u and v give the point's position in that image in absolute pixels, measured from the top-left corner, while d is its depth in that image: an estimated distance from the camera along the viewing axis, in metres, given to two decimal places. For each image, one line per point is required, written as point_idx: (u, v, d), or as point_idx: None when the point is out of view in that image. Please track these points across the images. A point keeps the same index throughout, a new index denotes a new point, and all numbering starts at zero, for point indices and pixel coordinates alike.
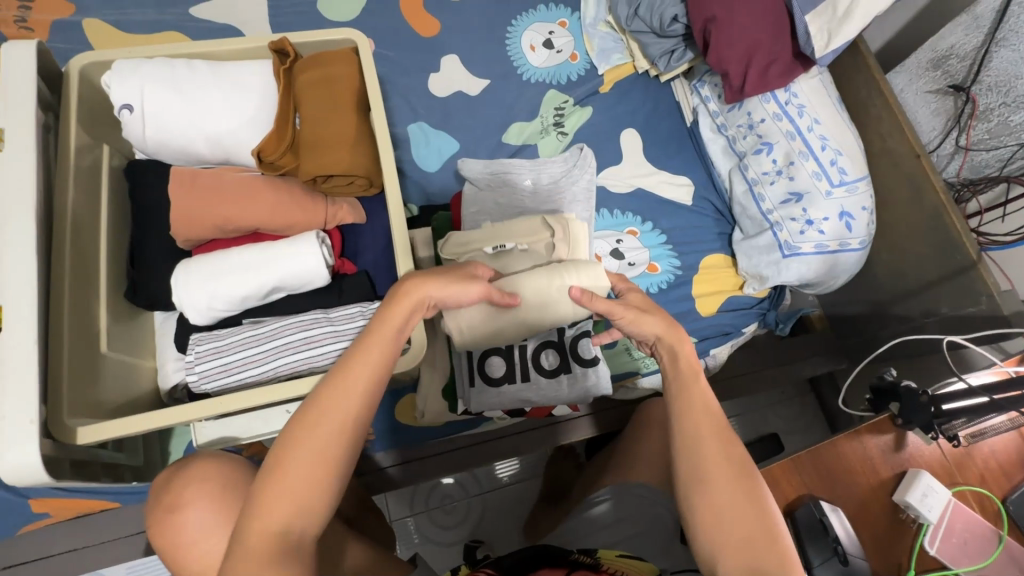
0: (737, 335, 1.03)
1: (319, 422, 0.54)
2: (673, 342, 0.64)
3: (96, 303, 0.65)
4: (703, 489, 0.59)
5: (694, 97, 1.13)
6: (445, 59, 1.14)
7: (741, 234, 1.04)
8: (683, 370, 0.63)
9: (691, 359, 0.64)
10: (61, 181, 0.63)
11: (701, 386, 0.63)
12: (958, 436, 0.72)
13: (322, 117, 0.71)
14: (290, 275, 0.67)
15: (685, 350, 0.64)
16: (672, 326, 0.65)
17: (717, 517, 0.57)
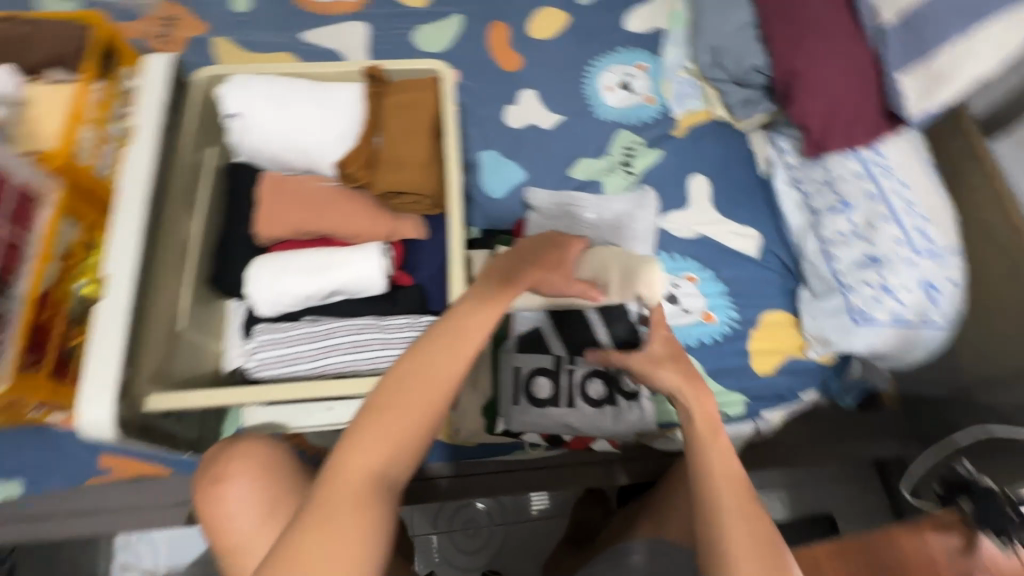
0: (793, 402, 0.97)
1: (418, 373, 0.49)
2: (690, 395, 0.65)
3: (182, 285, 0.72)
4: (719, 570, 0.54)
5: (771, 148, 1.11)
6: (523, 93, 1.19)
7: (808, 294, 0.98)
8: (701, 427, 0.63)
9: (715, 419, 0.64)
10: (173, 177, 0.72)
11: (722, 446, 0.62)
12: None
13: (402, 139, 0.78)
14: (352, 280, 0.72)
15: (709, 409, 0.64)
16: (690, 380, 0.66)
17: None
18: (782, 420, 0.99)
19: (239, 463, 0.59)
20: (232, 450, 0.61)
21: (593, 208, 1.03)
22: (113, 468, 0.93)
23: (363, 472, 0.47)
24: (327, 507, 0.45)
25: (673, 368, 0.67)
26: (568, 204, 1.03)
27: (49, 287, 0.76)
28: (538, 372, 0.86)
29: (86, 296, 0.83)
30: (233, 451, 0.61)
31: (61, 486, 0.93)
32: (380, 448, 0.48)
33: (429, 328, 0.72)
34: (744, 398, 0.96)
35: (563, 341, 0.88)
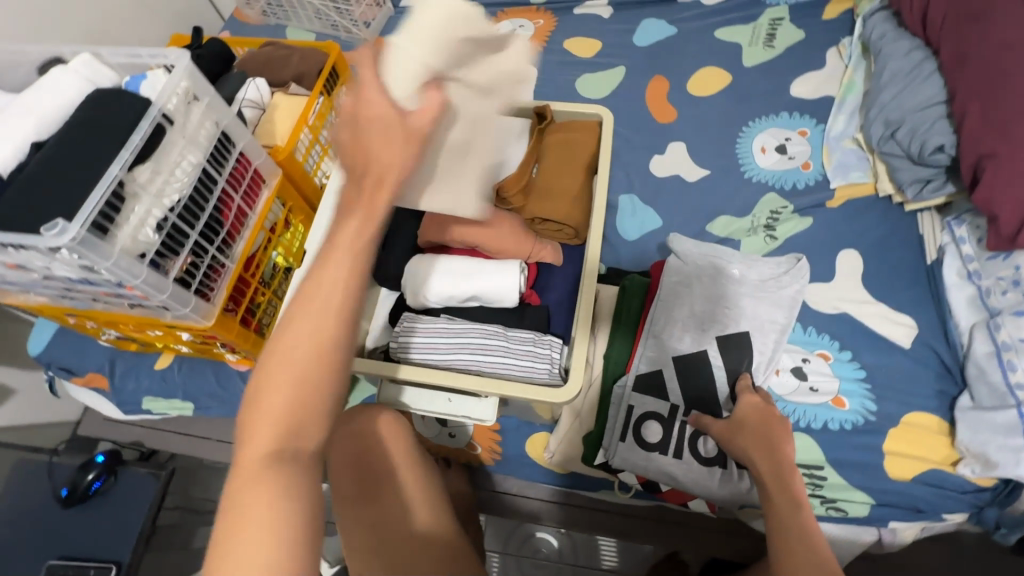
0: (934, 518, 0.85)
1: (296, 325, 0.50)
2: (764, 465, 0.67)
3: None
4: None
5: (945, 234, 1.00)
6: (673, 145, 1.22)
7: (970, 402, 0.86)
8: (782, 502, 0.64)
9: (797, 488, 0.65)
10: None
11: (805, 518, 0.62)
12: None
13: (557, 173, 0.85)
14: (489, 289, 0.80)
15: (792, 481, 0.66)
16: (770, 450, 0.68)
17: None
18: (914, 538, 0.87)
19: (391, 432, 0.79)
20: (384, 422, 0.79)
21: (739, 264, 0.85)
22: None
23: (271, 422, 0.49)
24: (249, 461, 0.48)
25: (748, 436, 0.70)
26: (705, 257, 0.85)
27: (254, 250, 0.93)
28: (651, 415, 0.78)
29: (277, 264, 1.01)
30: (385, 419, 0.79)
31: (220, 416, 1.13)
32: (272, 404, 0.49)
33: (551, 348, 0.76)
34: (869, 500, 0.86)
35: (683, 389, 0.79)
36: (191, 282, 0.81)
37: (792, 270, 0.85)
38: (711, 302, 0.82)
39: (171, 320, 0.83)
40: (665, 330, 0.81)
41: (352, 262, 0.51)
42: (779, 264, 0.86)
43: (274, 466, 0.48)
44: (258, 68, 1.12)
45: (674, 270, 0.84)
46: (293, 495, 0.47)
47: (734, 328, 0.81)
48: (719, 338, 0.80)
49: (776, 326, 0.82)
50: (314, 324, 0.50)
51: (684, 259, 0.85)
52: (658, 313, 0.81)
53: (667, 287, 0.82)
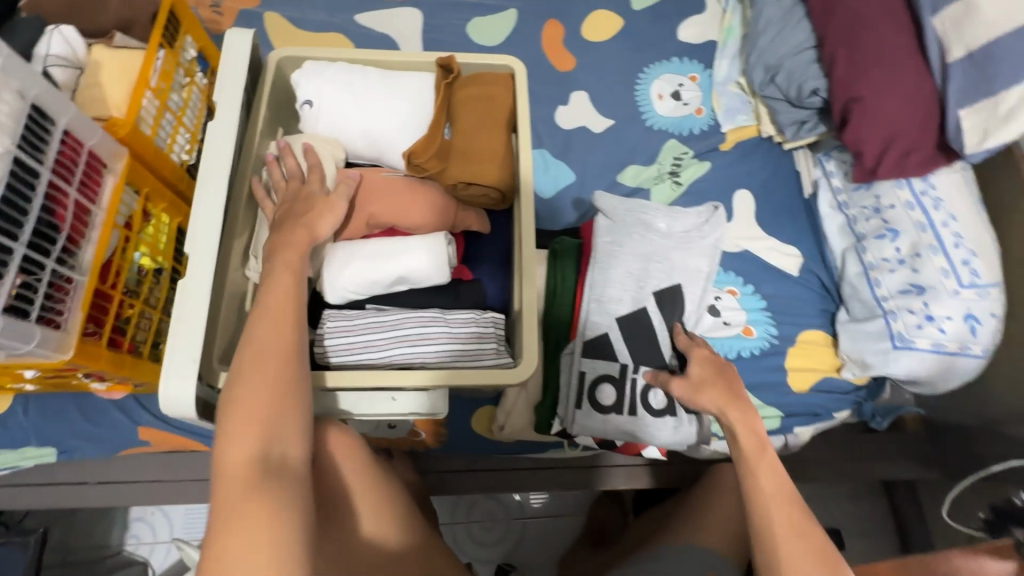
0: (827, 419, 0.99)
1: (243, 380, 0.55)
2: (733, 418, 0.71)
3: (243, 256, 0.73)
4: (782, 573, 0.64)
5: (817, 169, 1.12)
6: (575, 95, 1.20)
7: (847, 315, 1.01)
8: (746, 447, 0.69)
9: (759, 433, 0.70)
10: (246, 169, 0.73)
11: (769, 461, 0.69)
12: None
13: (474, 132, 0.78)
14: (417, 267, 0.72)
15: (756, 427, 0.70)
16: (731, 402, 0.72)
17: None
18: (811, 436, 1.01)
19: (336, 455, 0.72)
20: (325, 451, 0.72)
21: (664, 217, 0.87)
22: (150, 441, 0.93)
23: (243, 460, 0.53)
24: (225, 504, 0.51)
25: (712, 391, 0.72)
26: (635, 213, 0.86)
27: (110, 254, 0.75)
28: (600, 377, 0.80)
29: (144, 267, 0.83)
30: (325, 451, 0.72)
31: (96, 455, 0.94)
32: (248, 430, 0.53)
33: (492, 324, 0.73)
34: (779, 414, 0.98)
35: (630, 347, 0.81)
36: (30, 309, 0.63)
37: (707, 218, 0.89)
38: (645, 257, 0.83)
39: (6, 359, 0.64)
40: (605, 289, 0.81)
41: (294, 288, 0.61)
42: (699, 214, 0.89)
43: (259, 479, 0.52)
44: (64, 13, 0.86)
45: (607, 231, 0.84)
46: (287, 505, 0.52)
47: (667, 281, 0.83)
48: (656, 293, 0.82)
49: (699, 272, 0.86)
50: (275, 348, 0.57)
51: (615, 216, 0.86)
52: (597, 275, 0.82)
53: (601, 246, 0.83)
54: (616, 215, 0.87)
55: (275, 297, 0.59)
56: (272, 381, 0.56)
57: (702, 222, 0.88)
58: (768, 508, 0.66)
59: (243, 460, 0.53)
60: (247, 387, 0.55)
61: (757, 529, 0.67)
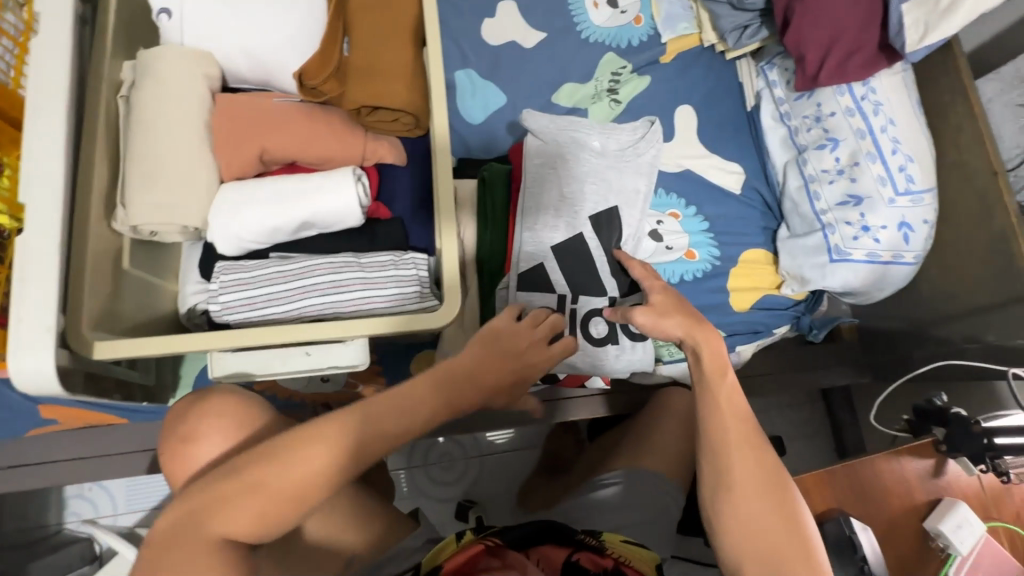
0: (767, 336, 1.00)
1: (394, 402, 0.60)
2: (699, 339, 0.63)
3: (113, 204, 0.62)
4: (729, 499, 0.58)
5: (760, 79, 1.06)
6: (502, 4, 1.07)
7: (787, 232, 0.99)
8: (707, 369, 0.63)
9: (721, 355, 0.63)
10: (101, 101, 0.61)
11: (728, 385, 0.62)
12: (1008, 472, 0.62)
13: (372, 46, 0.65)
14: (323, 209, 0.63)
15: (717, 349, 0.63)
16: (694, 326, 0.64)
17: (741, 528, 0.57)
18: (752, 353, 1.02)
19: (223, 418, 0.62)
20: (208, 417, 0.62)
21: (599, 136, 0.80)
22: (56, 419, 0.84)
23: (323, 464, 0.55)
24: (272, 477, 0.54)
25: (674, 319, 0.64)
26: (567, 133, 0.79)
27: None
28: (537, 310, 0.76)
29: None
30: (210, 417, 0.62)
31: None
32: (350, 446, 0.57)
33: (415, 266, 0.65)
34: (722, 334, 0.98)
35: (565, 275, 0.76)
36: None
37: (641, 134, 0.83)
38: (580, 180, 0.77)
39: None
40: (538, 217, 0.76)
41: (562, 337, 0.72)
42: (634, 132, 0.83)
43: (319, 484, 0.55)
44: None
45: (538, 154, 0.78)
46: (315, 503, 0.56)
47: (603, 204, 0.78)
48: (592, 218, 0.77)
49: (636, 193, 0.81)
50: (396, 424, 0.60)
51: (547, 136, 0.79)
52: (528, 202, 0.76)
53: (530, 172, 0.77)
54: (545, 135, 0.79)
55: (464, 389, 0.63)
56: (348, 443, 0.57)
57: (638, 138, 0.82)
58: (725, 434, 0.60)
59: (282, 490, 0.54)
60: (395, 401, 0.61)
61: (707, 458, 0.60)
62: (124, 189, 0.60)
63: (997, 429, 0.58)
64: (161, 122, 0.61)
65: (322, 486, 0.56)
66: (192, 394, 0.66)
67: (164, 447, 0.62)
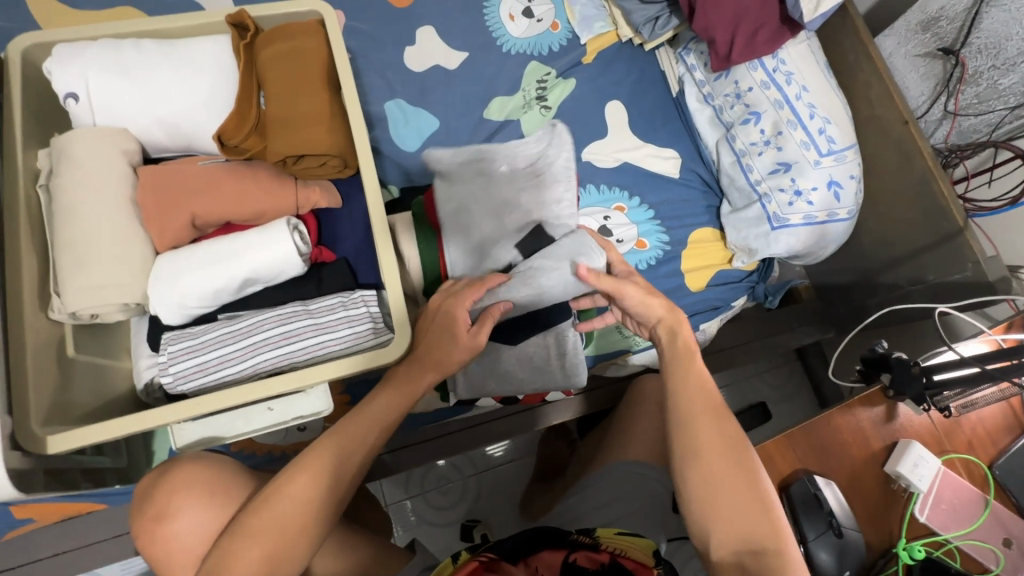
0: (727, 309, 1.03)
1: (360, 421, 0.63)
2: (674, 323, 0.66)
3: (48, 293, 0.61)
4: (697, 462, 0.59)
5: (680, 65, 1.10)
6: (421, 31, 1.08)
7: (729, 207, 1.03)
8: (678, 349, 0.65)
9: (690, 339, 0.66)
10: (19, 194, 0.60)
11: (698, 367, 0.64)
12: (949, 406, 0.66)
13: (287, 96, 0.66)
14: (261, 265, 0.63)
15: (685, 330, 0.66)
16: (672, 309, 0.67)
17: (711, 491, 0.58)
18: (718, 328, 1.05)
19: (191, 490, 0.61)
20: (178, 491, 0.60)
21: (504, 159, 0.72)
22: (34, 517, 0.82)
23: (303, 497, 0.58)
24: (267, 520, 0.56)
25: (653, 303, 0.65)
26: (473, 162, 0.73)
27: None
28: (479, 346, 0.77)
29: None
30: (181, 490, 0.61)
31: None
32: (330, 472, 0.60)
33: (364, 304, 0.66)
34: (684, 315, 1.00)
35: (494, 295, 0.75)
36: None
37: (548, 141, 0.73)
38: (497, 214, 0.71)
39: None
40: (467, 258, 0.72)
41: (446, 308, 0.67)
42: (539, 143, 0.73)
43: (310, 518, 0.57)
44: None
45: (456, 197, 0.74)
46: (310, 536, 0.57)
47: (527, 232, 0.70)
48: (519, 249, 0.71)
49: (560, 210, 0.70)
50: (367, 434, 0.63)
51: (458, 172, 0.73)
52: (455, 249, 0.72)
53: (446, 218, 0.72)
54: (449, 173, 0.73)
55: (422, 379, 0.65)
56: (331, 470, 0.60)
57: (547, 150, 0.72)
58: (689, 408, 0.62)
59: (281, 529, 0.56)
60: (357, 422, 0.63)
61: (676, 436, 0.61)
62: (58, 277, 0.59)
63: (935, 366, 0.61)
64: (85, 206, 0.60)
65: (317, 514, 0.58)
66: (158, 467, 0.65)
67: (136, 529, 0.61)
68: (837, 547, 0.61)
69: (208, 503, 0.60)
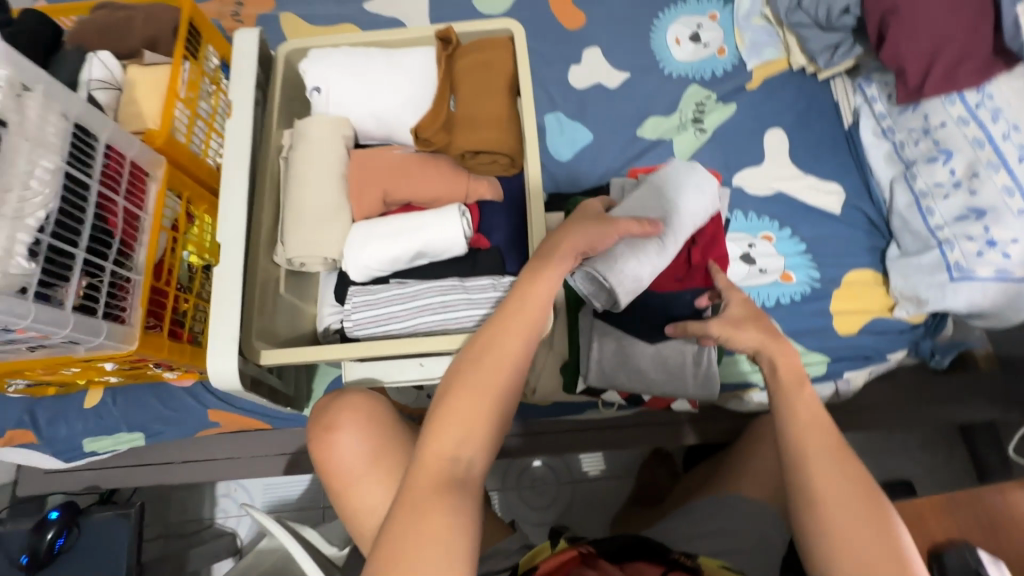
0: (881, 362, 0.93)
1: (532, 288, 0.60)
2: (774, 350, 0.61)
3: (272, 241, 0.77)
4: (815, 516, 0.51)
5: (858, 96, 1.04)
6: (588, 52, 1.16)
7: (898, 251, 0.94)
8: (784, 378, 0.59)
9: (799, 366, 0.59)
10: (268, 162, 0.77)
11: (807, 399, 0.57)
12: None
13: (476, 99, 0.77)
14: (435, 241, 0.74)
15: (794, 358, 0.60)
16: (774, 337, 0.62)
17: (839, 549, 0.49)
18: (865, 381, 0.95)
19: (357, 413, 0.69)
20: (347, 410, 0.69)
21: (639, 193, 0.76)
22: (220, 423, 1.02)
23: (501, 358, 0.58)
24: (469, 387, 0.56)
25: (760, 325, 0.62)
26: None
27: (161, 255, 0.83)
28: (615, 334, 0.79)
29: (193, 265, 0.91)
30: (349, 410, 0.69)
31: (177, 438, 1.04)
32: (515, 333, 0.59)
33: (512, 288, 0.73)
34: (825, 359, 0.93)
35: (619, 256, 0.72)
36: (96, 307, 0.71)
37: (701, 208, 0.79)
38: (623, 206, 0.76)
39: (86, 353, 0.74)
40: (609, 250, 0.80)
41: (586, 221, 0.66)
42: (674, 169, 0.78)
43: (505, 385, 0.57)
44: (100, 41, 0.93)
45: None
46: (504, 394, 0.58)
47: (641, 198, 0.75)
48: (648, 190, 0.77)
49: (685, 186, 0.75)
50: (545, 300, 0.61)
51: None
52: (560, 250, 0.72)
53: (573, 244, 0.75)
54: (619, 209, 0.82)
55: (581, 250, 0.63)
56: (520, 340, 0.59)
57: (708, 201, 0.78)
58: (802, 448, 0.54)
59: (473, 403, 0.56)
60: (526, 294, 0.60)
61: (789, 478, 0.54)
62: (283, 230, 0.74)
63: None
64: (309, 175, 0.75)
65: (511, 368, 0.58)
66: (327, 395, 0.74)
67: (312, 443, 0.69)
68: None
69: (369, 433, 0.67)
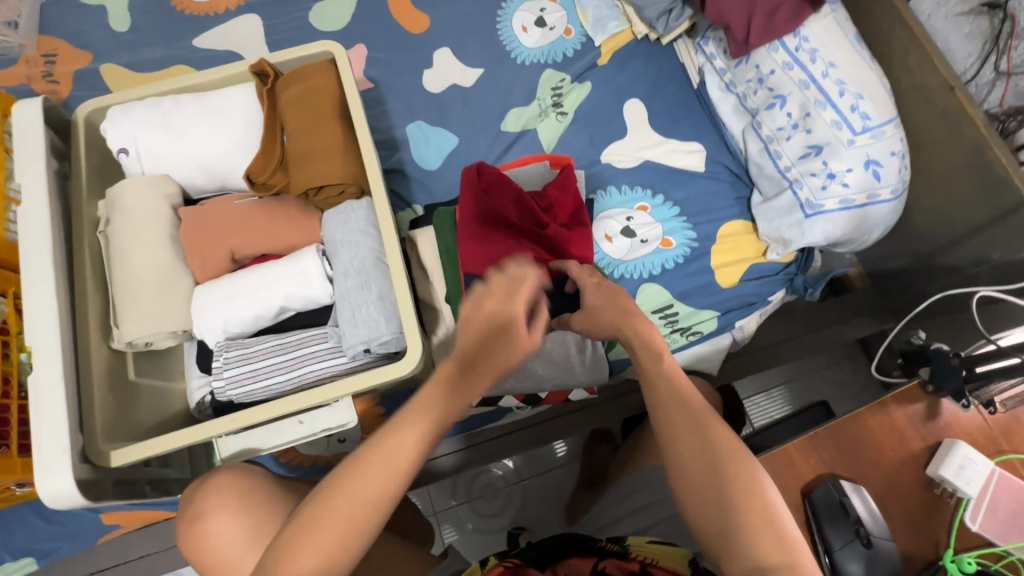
0: (764, 304, 0.98)
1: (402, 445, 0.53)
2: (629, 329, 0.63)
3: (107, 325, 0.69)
4: (697, 483, 0.55)
5: (699, 55, 1.07)
6: (438, 54, 1.12)
7: (760, 197, 0.98)
8: (642, 351, 0.61)
9: (657, 341, 0.62)
10: (86, 240, 0.69)
11: (670, 368, 0.60)
12: (996, 401, 0.64)
13: (304, 132, 0.71)
14: (296, 293, 0.69)
15: (655, 334, 0.62)
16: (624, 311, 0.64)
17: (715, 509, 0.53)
18: (757, 324, 1.00)
19: (221, 500, 0.66)
20: (210, 496, 0.67)
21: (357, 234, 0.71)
22: (120, 523, 0.93)
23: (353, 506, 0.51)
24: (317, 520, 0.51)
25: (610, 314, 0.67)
26: None
27: None
28: None
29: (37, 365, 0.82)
30: (211, 498, 0.67)
31: (77, 550, 0.94)
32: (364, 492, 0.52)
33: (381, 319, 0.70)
34: (715, 313, 0.96)
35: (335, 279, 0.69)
36: None
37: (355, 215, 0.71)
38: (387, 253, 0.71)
39: None
40: None
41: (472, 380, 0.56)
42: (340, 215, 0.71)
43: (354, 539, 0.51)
44: None
45: None
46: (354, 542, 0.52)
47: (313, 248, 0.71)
48: None
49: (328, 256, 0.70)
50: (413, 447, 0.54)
51: None
52: (350, 243, 0.69)
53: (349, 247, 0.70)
54: None
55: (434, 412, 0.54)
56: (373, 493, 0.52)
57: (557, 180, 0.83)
58: (669, 420, 0.57)
59: (344, 515, 0.51)
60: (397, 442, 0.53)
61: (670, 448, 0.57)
62: (116, 312, 0.67)
63: (975, 358, 0.62)
64: (137, 246, 0.69)
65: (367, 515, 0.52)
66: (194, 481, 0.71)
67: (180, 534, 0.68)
68: (867, 558, 0.58)
69: (239, 519, 0.65)
